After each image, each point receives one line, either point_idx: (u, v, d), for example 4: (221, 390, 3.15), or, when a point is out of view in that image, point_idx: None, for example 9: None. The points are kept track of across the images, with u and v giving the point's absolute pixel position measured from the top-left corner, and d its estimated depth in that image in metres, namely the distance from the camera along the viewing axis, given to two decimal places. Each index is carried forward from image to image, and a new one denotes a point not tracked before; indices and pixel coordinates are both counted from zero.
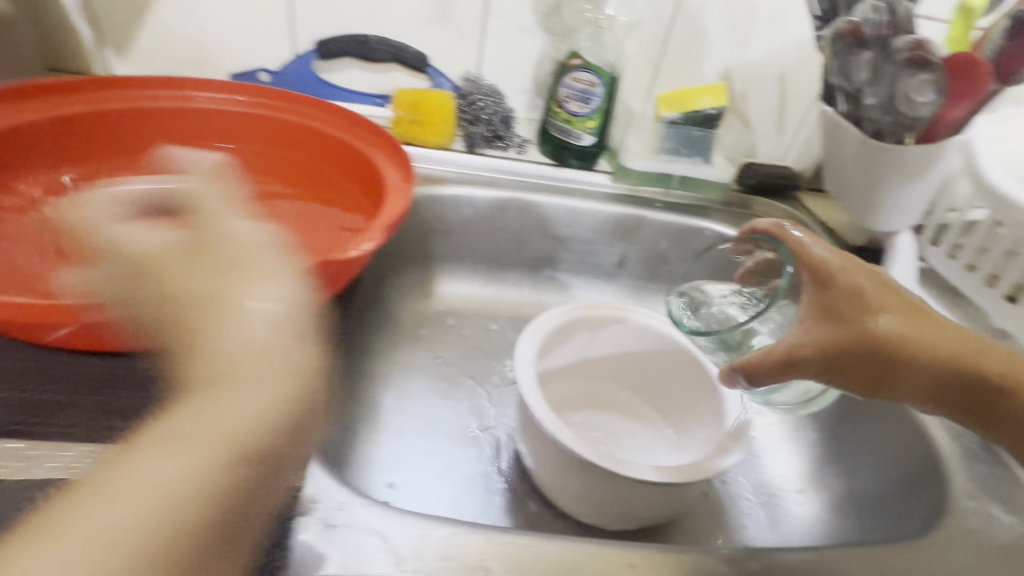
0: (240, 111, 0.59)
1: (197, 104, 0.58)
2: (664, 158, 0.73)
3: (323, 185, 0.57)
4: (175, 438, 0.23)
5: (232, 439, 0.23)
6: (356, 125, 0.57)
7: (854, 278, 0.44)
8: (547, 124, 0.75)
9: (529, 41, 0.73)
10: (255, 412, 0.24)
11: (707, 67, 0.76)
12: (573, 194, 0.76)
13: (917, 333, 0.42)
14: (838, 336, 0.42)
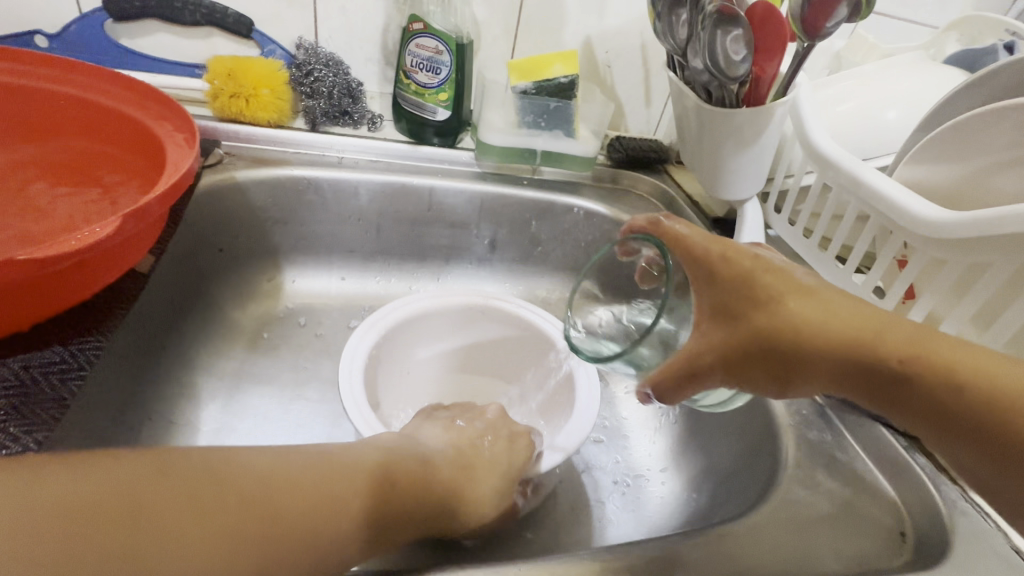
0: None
1: None
2: (526, 133, 0.69)
3: (97, 165, 0.48)
4: (182, 510, 0.30)
5: (245, 509, 0.32)
6: (133, 90, 0.48)
7: (745, 260, 0.34)
8: (399, 98, 0.69)
9: (370, 4, 0.66)
10: (253, 534, 0.31)
11: (567, 36, 0.72)
12: (435, 174, 0.69)
13: (820, 319, 0.32)
14: (716, 338, 0.33)
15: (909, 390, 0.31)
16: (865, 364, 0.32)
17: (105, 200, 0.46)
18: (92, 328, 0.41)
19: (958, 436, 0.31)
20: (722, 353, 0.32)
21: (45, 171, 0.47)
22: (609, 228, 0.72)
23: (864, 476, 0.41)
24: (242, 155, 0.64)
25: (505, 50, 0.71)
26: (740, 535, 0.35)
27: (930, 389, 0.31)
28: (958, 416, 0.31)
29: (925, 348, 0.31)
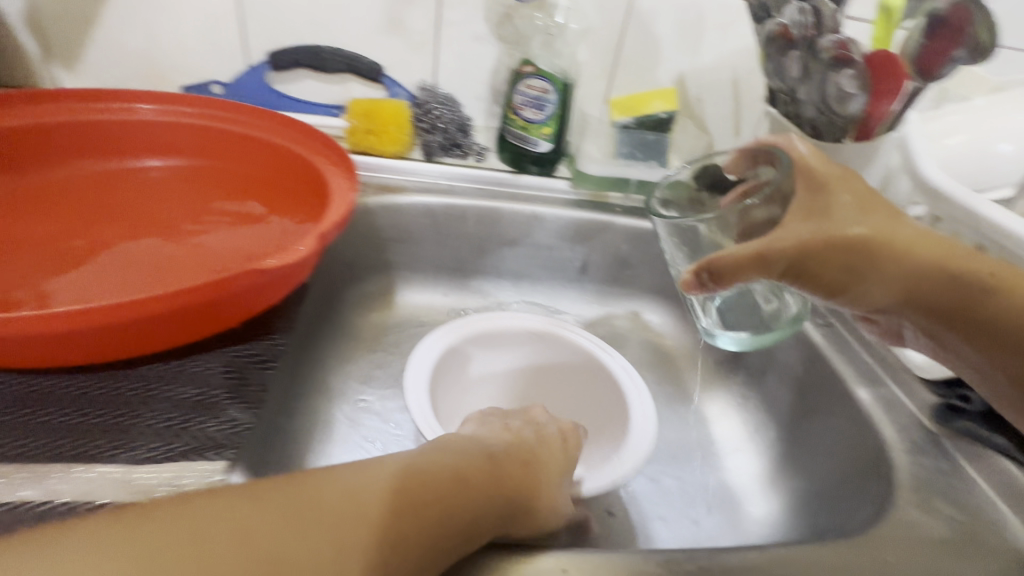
0: (167, 122, 0.57)
1: (138, 117, 0.56)
2: (621, 163, 0.73)
3: (274, 196, 0.57)
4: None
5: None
6: (304, 133, 0.56)
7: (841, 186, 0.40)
8: (505, 132, 0.75)
9: (484, 50, 0.73)
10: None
11: (662, 72, 0.77)
12: (536, 201, 0.75)
13: (917, 246, 0.41)
14: (800, 231, 0.39)
15: (986, 316, 0.41)
16: (944, 295, 0.41)
17: (278, 220, 0.54)
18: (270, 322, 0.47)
19: (990, 347, 0.42)
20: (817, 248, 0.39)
21: (236, 200, 0.56)
22: None
23: (986, 507, 0.41)
24: (370, 183, 0.72)
25: (602, 86, 0.77)
26: (858, 550, 0.37)
27: (935, 308, 0.42)
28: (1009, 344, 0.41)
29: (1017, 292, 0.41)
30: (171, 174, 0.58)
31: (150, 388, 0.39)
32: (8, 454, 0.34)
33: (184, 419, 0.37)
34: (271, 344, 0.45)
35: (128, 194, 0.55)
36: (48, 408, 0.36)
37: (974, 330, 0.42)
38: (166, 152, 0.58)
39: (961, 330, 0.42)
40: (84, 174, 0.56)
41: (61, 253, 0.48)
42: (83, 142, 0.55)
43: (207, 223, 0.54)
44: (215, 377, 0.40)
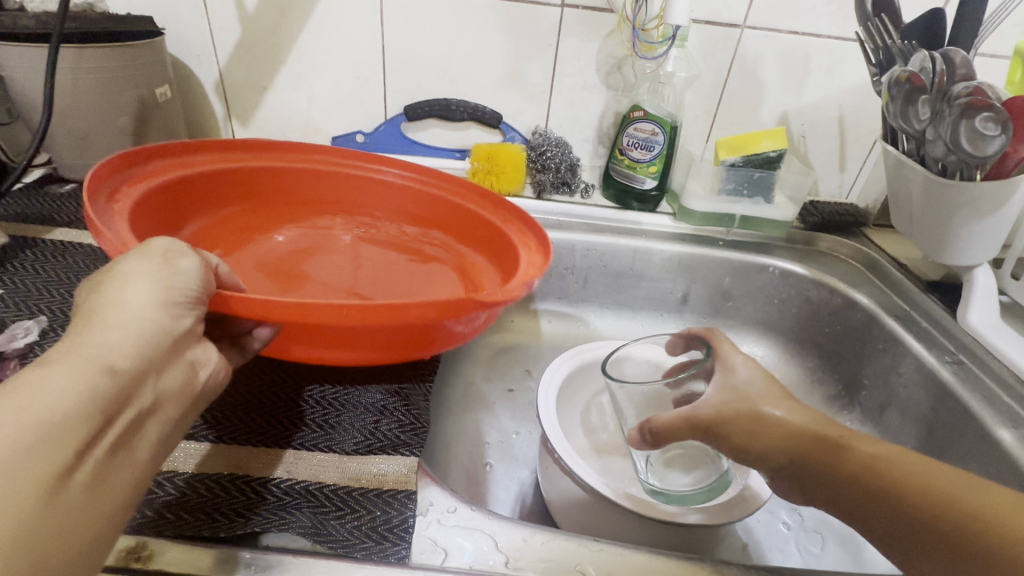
0: (382, 186, 0.66)
1: (375, 176, 0.66)
2: (725, 199, 0.76)
3: (458, 264, 0.63)
4: (114, 375, 0.28)
5: (80, 421, 0.26)
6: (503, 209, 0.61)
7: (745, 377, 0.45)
8: (611, 171, 0.81)
9: (594, 97, 0.80)
10: (58, 403, 0.25)
11: (765, 112, 0.80)
12: (640, 234, 0.79)
13: (781, 416, 0.42)
14: (741, 407, 0.43)
15: (835, 473, 0.40)
16: (807, 458, 0.41)
17: (456, 288, 0.60)
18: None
19: (853, 498, 0.40)
20: (717, 414, 0.43)
21: (425, 261, 0.63)
22: (806, 287, 0.74)
23: None
24: None
25: (704, 127, 0.81)
26: None
27: (789, 463, 0.41)
28: (873, 498, 0.39)
29: (858, 453, 0.40)
30: (378, 222, 0.67)
31: (336, 391, 0.45)
32: (239, 438, 0.39)
33: (373, 419, 0.42)
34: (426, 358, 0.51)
35: (341, 237, 0.65)
36: (263, 402, 0.42)
37: (836, 487, 0.40)
38: (382, 203, 0.67)
39: (824, 488, 0.40)
40: (302, 210, 0.66)
41: (285, 279, 0.58)
42: (327, 180, 0.65)
43: (401, 278, 0.61)
44: (389, 385, 0.46)
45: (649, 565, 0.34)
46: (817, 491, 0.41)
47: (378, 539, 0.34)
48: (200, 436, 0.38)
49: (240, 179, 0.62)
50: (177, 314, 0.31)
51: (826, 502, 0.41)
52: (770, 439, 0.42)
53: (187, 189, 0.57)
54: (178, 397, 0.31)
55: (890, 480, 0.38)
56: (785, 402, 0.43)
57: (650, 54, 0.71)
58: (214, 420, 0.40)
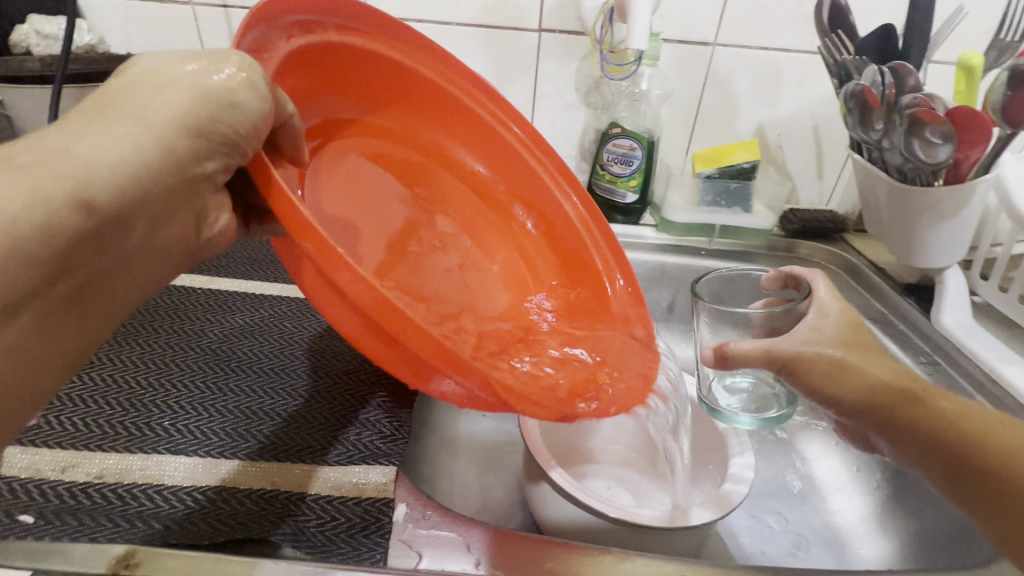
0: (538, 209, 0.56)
1: (558, 198, 0.56)
2: (705, 210, 0.78)
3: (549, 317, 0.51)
4: (128, 182, 0.30)
5: (78, 228, 0.28)
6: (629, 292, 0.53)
7: (828, 317, 0.45)
8: (593, 186, 0.83)
9: (574, 115, 0.83)
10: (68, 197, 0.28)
11: (741, 124, 0.82)
12: (623, 246, 0.81)
13: (859, 365, 0.42)
14: (826, 349, 0.43)
15: (908, 424, 0.41)
16: (882, 404, 0.41)
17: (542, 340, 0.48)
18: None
19: (924, 451, 0.41)
20: (799, 351, 0.43)
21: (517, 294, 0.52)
22: None
23: None
24: None
25: (683, 140, 0.83)
26: None
27: (861, 408, 0.42)
28: (938, 443, 0.40)
29: (946, 410, 0.41)
30: (506, 224, 0.56)
31: (320, 404, 0.46)
32: (226, 452, 0.41)
33: (355, 431, 0.44)
34: None
35: (458, 205, 0.54)
36: (250, 417, 0.44)
37: (910, 432, 0.41)
38: (523, 213, 0.57)
39: (899, 430, 0.42)
40: (440, 162, 0.55)
41: (360, 197, 0.48)
42: (481, 139, 0.56)
43: (480, 296, 0.49)
44: (372, 398, 0.48)
45: (620, 565, 0.36)
46: (885, 433, 0.42)
47: (356, 545, 0.35)
48: (189, 450, 0.40)
49: (444, 95, 0.54)
50: (199, 156, 0.33)
51: (895, 443, 0.42)
52: (843, 377, 0.42)
53: (364, 62, 0.49)
54: (165, 246, 0.34)
55: (978, 436, 0.39)
56: (863, 348, 0.44)
57: (616, 76, 0.74)
58: (202, 436, 0.42)
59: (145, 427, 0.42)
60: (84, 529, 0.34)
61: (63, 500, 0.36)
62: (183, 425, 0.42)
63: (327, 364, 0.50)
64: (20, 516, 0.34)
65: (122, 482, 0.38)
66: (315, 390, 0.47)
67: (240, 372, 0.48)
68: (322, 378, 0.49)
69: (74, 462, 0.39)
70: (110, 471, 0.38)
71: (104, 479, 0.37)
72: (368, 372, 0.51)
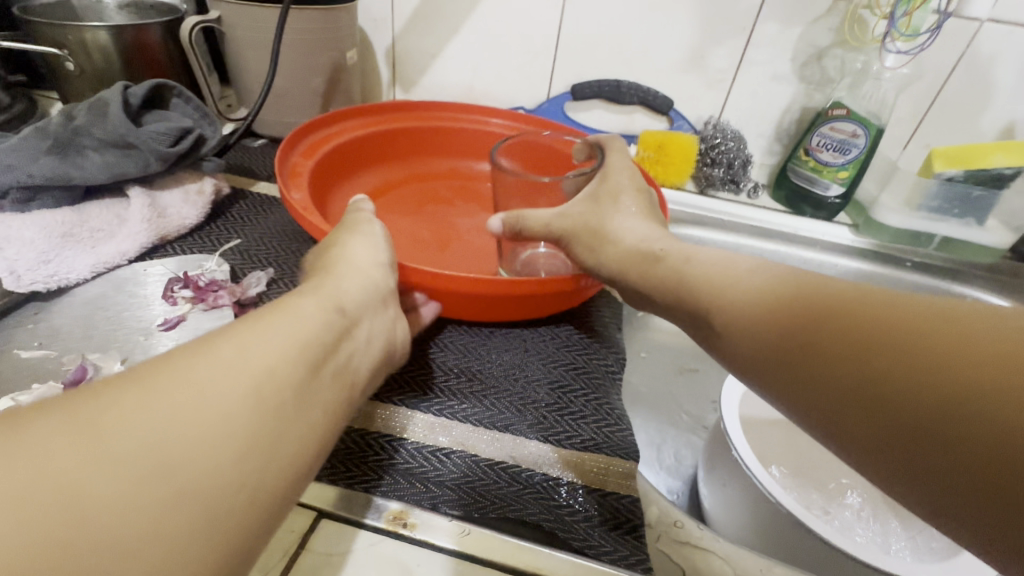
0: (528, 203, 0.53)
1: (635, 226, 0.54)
2: (927, 216, 0.68)
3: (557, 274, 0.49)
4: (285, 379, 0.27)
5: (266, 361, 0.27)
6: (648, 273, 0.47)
7: (712, 282, 0.36)
8: (789, 171, 0.75)
9: (782, 89, 0.73)
10: (206, 393, 0.24)
11: (985, 121, 0.69)
12: (814, 245, 0.73)
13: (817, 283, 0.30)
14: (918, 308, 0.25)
15: (653, 271, 0.41)
16: (825, 329, 0.27)
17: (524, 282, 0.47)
18: (596, 319, 0.54)
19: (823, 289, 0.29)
20: (762, 331, 0.30)
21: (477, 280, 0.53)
22: None
23: None
24: None
25: (907, 131, 0.72)
26: None
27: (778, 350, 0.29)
28: (898, 348, 0.24)
29: (738, 281, 0.33)
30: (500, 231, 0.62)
31: (530, 376, 0.45)
32: (458, 415, 0.40)
33: (577, 414, 0.42)
34: (613, 354, 0.50)
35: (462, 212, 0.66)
36: (471, 379, 0.43)
37: (876, 411, 0.24)
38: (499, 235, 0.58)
39: (863, 419, 0.25)
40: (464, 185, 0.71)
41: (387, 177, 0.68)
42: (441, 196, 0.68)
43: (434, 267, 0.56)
44: (583, 378, 0.46)
45: None
46: (863, 440, 0.24)
47: (616, 545, 0.33)
48: (422, 405, 0.40)
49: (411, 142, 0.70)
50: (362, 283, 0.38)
51: (851, 453, 0.25)
52: (811, 354, 0.27)
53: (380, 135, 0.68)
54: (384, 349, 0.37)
55: (846, 308, 0.27)
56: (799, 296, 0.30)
57: (893, 44, 0.63)
58: (432, 391, 0.41)
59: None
60: (352, 476, 0.34)
61: None
62: (407, 375, 0.43)
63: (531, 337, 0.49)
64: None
65: (371, 430, 0.37)
66: (519, 358, 0.47)
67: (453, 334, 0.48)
68: (526, 347, 0.48)
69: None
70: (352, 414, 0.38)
71: (355, 425, 0.37)
72: (573, 350, 0.49)
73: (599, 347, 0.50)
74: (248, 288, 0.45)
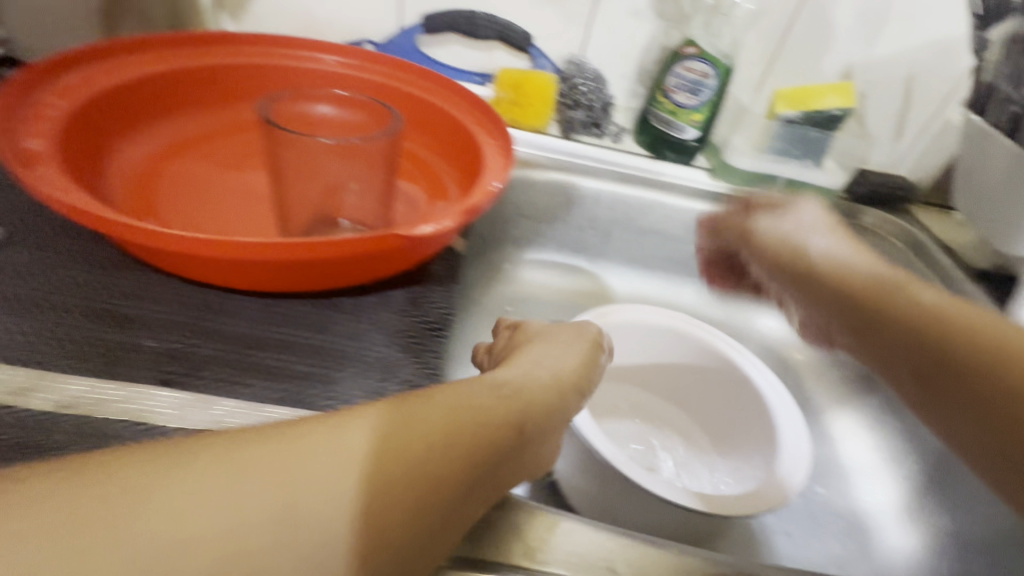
0: (347, 162, 0.46)
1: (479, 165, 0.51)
2: (773, 158, 0.69)
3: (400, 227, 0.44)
4: (382, 512, 0.26)
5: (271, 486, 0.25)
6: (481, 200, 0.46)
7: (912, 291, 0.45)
8: (649, 115, 0.73)
9: (640, 26, 0.70)
10: (276, 492, 0.25)
11: (827, 64, 0.71)
12: (671, 189, 0.73)
13: (940, 307, 0.43)
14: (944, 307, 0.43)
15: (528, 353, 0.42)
16: (875, 304, 0.46)
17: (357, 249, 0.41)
18: (427, 275, 0.49)
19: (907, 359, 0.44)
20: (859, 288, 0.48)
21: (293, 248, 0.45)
22: None
23: None
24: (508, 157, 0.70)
25: (759, 74, 0.72)
26: None
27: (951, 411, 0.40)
28: (996, 364, 0.38)
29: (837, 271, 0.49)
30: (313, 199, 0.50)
31: (330, 338, 0.41)
32: (228, 389, 0.35)
33: (379, 378, 0.39)
34: (438, 307, 0.46)
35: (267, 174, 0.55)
36: (253, 347, 0.39)
37: (956, 403, 0.40)
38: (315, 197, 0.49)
39: (945, 405, 0.40)
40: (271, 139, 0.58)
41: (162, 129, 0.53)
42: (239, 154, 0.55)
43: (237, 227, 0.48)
44: (396, 336, 0.42)
45: (679, 564, 0.31)
46: (924, 400, 0.42)
47: None
48: (180, 384, 0.35)
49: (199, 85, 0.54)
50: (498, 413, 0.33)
51: (937, 418, 0.41)
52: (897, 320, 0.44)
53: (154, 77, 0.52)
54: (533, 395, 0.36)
55: (936, 331, 0.42)
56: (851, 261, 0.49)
57: None
58: (197, 366, 0.37)
59: (126, 348, 0.37)
60: None
61: (35, 434, 0.31)
62: (170, 348, 0.37)
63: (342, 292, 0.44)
64: None
65: (100, 416, 0.32)
66: (321, 322, 0.42)
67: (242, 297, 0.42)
68: (333, 308, 0.43)
69: (38, 386, 0.33)
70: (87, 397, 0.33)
71: (79, 413, 0.32)
72: (392, 304, 0.45)
73: (422, 299, 0.46)
74: None
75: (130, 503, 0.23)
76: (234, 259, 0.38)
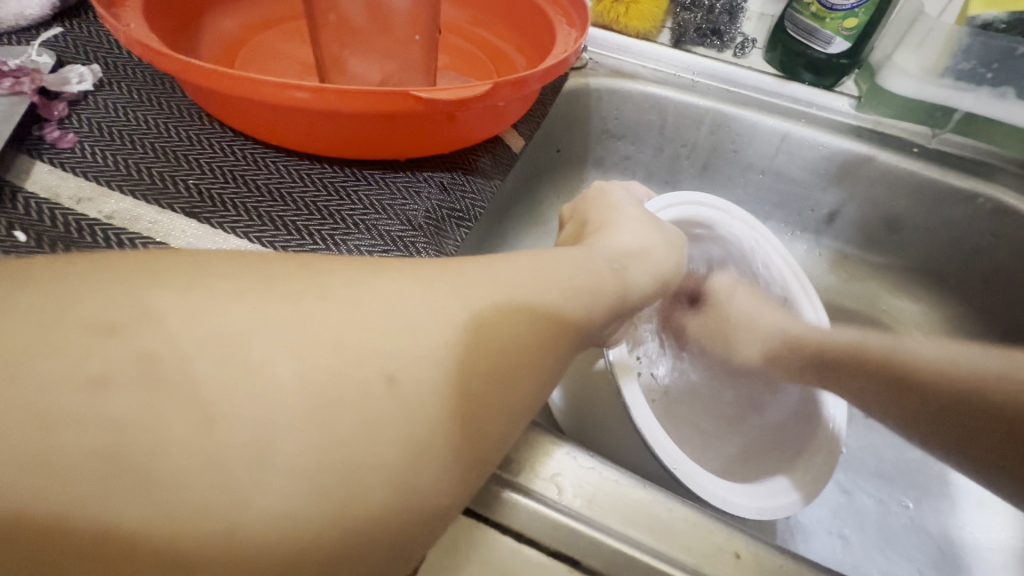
0: (409, 29, 0.43)
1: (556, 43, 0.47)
2: (947, 86, 0.52)
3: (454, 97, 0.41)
4: (364, 402, 0.20)
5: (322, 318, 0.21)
6: (547, 73, 0.40)
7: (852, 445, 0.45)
8: (787, 20, 0.58)
9: None
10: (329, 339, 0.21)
11: None
12: (797, 117, 0.59)
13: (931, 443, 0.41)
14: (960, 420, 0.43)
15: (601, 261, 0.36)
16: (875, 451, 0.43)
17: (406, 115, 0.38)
18: (471, 166, 0.46)
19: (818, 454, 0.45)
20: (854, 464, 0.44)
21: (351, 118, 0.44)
22: None
23: None
24: (602, 65, 0.62)
25: None
26: None
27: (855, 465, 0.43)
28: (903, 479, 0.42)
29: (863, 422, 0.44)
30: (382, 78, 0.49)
31: (350, 205, 0.40)
32: (244, 232, 0.37)
33: (383, 249, 0.38)
34: (469, 196, 0.44)
35: None
36: (276, 200, 0.39)
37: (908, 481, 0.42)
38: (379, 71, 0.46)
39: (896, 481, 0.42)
40: None
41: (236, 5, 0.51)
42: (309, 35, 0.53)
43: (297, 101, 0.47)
44: (416, 216, 0.41)
45: (645, 508, 0.28)
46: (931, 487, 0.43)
47: None
48: (205, 218, 0.37)
49: None
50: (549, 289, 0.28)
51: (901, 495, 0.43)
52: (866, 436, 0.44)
53: None
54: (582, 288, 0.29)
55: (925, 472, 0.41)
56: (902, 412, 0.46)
57: None
58: (223, 206, 0.38)
59: (168, 178, 0.38)
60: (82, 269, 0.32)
61: (74, 233, 0.34)
62: (208, 189, 0.39)
63: (379, 166, 0.43)
64: (17, 234, 0.33)
65: (129, 231, 0.35)
66: (353, 190, 0.41)
67: (279, 155, 0.42)
68: (365, 180, 0.42)
69: (87, 197, 0.36)
70: (132, 218, 0.36)
71: (113, 223, 0.35)
72: (422, 186, 0.43)
73: (453, 187, 0.44)
74: (50, 80, 0.41)
75: (92, 280, 0.19)
76: (266, 105, 0.37)
